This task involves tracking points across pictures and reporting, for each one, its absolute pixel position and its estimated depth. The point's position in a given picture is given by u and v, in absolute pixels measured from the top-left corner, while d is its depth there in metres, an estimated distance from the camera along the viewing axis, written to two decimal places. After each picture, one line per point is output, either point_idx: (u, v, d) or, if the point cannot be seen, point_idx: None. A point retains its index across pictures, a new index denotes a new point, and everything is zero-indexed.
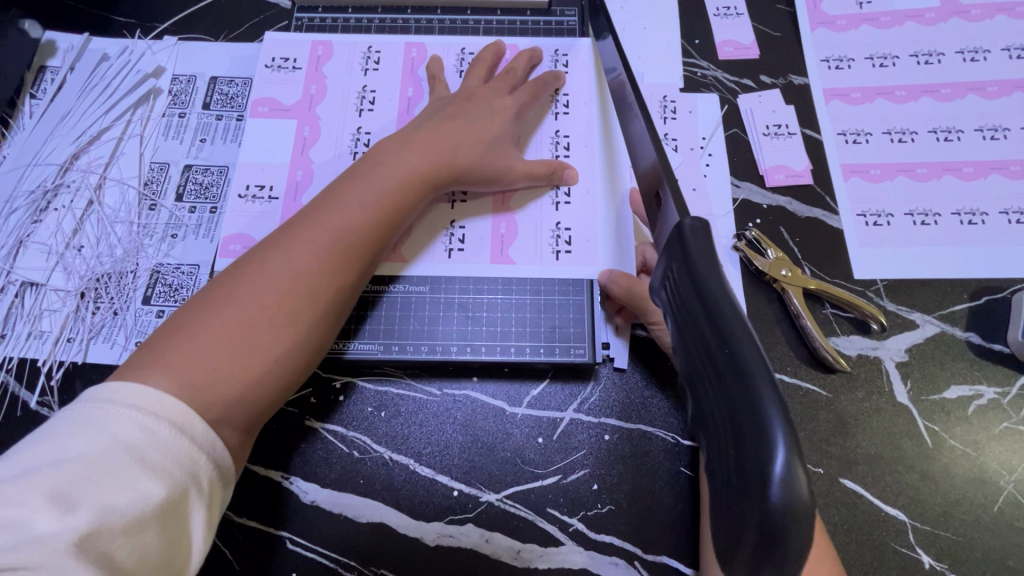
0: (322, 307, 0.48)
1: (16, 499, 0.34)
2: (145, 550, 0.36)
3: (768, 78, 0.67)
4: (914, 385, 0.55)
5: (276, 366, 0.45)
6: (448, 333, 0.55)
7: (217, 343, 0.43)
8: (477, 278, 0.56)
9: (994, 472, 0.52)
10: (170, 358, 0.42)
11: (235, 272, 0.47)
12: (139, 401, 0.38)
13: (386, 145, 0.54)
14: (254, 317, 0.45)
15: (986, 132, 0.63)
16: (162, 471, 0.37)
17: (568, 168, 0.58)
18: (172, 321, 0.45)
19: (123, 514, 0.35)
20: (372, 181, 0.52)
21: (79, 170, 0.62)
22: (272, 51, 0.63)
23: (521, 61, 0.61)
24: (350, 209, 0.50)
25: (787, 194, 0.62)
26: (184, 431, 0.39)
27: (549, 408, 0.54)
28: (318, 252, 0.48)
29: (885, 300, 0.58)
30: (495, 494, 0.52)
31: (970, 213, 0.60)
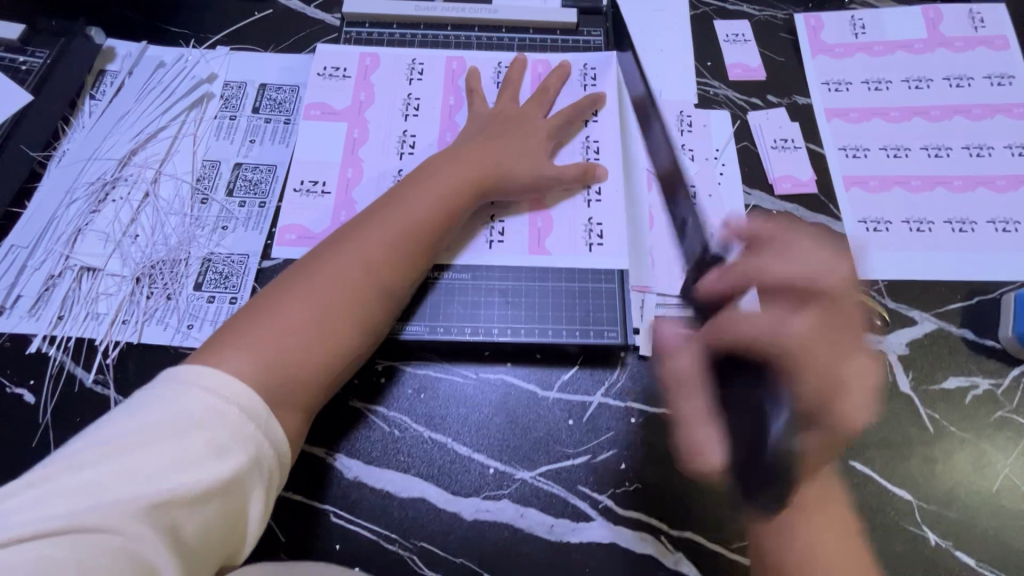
0: (380, 304, 0.52)
1: (105, 465, 0.38)
2: (204, 523, 0.39)
3: (775, 98, 0.73)
4: (915, 376, 0.59)
5: (334, 356, 0.49)
6: (490, 319, 0.59)
7: (288, 331, 0.48)
8: (513, 268, 0.61)
9: (991, 457, 0.57)
10: (246, 341, 0.46)
11: (303, 267, 0.52)
12: (215, 385, 0.42)
13: (437, 159, 0.60)
14: (323, 309, 0.49)
15: (972, 150, 0.69)
16: (228, 452, 0.40)
17: (598, 168, 0.63)
18: (248, 307, 0.49)
19: (189, 488, 0.39)
20: (428, 189, 0.57)
21: (136, 165, 0.66)
22: (324, 60, 0.69)
23: (551, 79, 0.67)
24: (409, 216, 0.55)
25: (794, 202, 0.67)
26: (250, 415, 0.43)
27: (579, 392, 0.58)
28: (381, 253, 0.53)
29: (886, 298, 0.63)
30: (529, 471, 0.55)
31: (960, 221, 0.66)
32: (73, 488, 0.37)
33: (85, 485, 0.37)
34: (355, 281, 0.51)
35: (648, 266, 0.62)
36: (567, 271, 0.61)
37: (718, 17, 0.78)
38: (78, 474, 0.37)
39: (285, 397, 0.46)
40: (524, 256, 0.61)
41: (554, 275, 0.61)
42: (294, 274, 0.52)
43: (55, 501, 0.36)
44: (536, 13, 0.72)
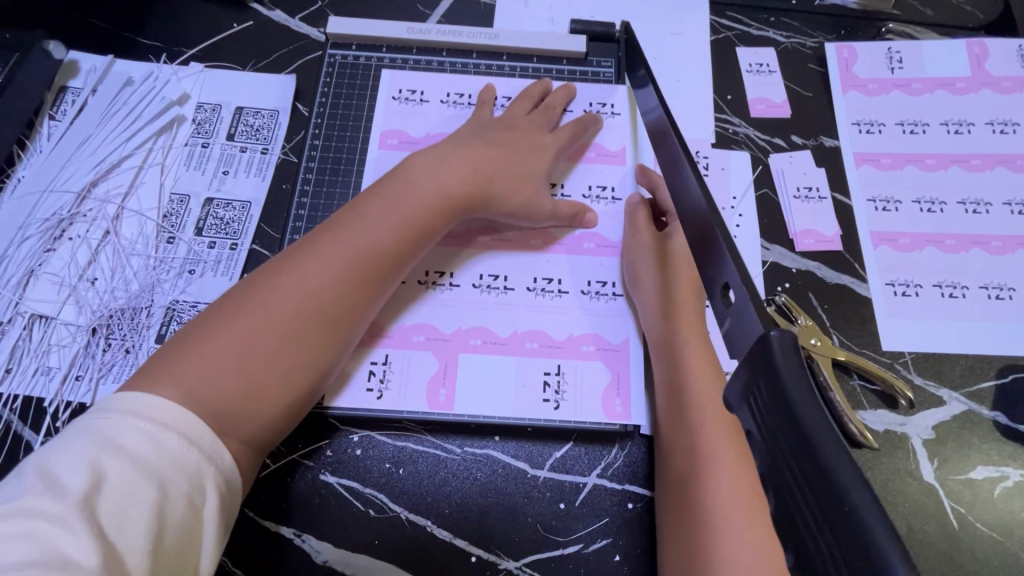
0: (325, 329, 0.48)
1: (44, 509, 0.34)
2: (166, 561, 0.37)
3: (799, 139, 0.67)
4: (940, 464, 0.54)
5: (291, 374, 0.46)
6: (487, 388, 0.54)
7: (218, 353, 0.44)
8: (500, 334, 0.56)
9: (1019, 559, 0.52)
10: (181, 365, 0.43)
11: (251, 284, 0.48)
12: (170, 419, 0.40)
13: (417, 162, 0.56)
14: (249, 331, 0.45)
15: (1013, 206, 0.63)
16: (170, 481, 0.38)
17: (593, 216, 0.59)
18: (196, 323, 0.46)
19: (133, 531, 0.36)
20: (388, 204, 0.53)
21: (96, 199, 0.60)
22: (399, 82, 0.63)
23: (558, 97, 0.62)
24: (344, 236, 0.51)
25: (816, 259, 0.62)
26: (192, 441, 0.40)
27: (573, 471, 0.53)
28: (329, 270, 0.49)
29: (913, 373, 0.58)
30: (514, 560, 0.50)
31: (997, 288, 0.60)
32: (16, 536, 0.33)
33: (27, 533, 0.33)
34: (292, 304, 0.47)
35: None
36: (584, 327, 0.56)
37: (742, 45, 0.71)
38: (24, 519, 0.34)
39: (226, 425, 0.43)
40: (512, 329, 0.56)
41: (562, 338, 0.56)
42: (240, 291, 0.48)
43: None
44: (541, 38, 0.66)
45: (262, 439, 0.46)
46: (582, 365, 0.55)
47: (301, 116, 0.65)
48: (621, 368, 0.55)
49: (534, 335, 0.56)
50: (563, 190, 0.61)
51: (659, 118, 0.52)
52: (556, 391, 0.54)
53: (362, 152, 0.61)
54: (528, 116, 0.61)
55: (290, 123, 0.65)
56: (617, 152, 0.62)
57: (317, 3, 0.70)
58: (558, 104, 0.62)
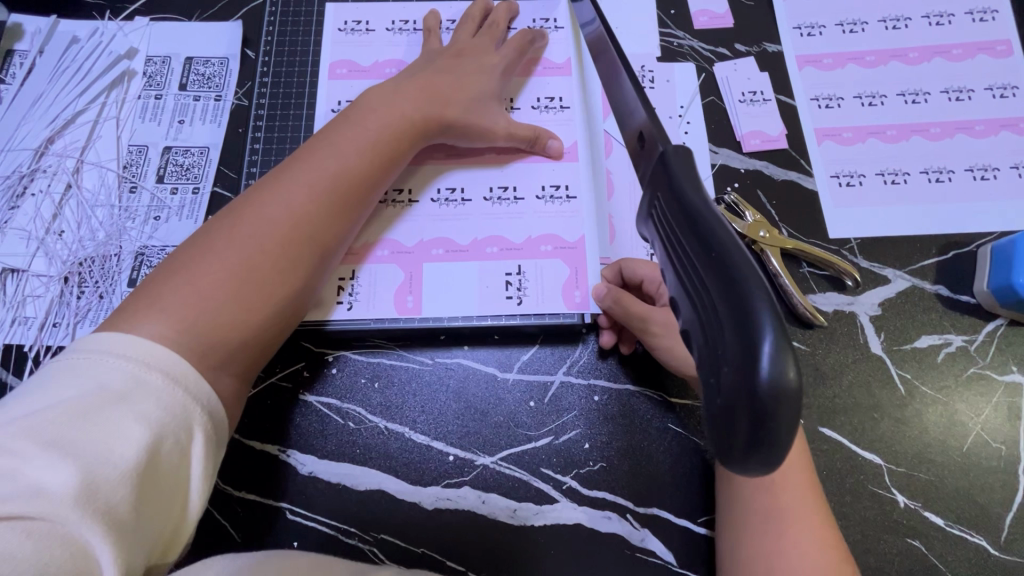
0: (306, 255, 0.49)
1: (15, 448, 0.33)
2: (152, 496, 0.36)
3: (743, 47, 0.69)
4: (887, 336, 0.58)
5: (279, 305, 0.47)
6: (451, 294, 0.57)
7: (201, 285, 0.44)
8: (461, 243, 0.58)
9: (962, 415, 0.55)
10: (168, 301, 0.42)
11: (225, 219, 0.48)
12: (147, 356, 0.39)
13: (374, 94, 0.56)
14: (231, 262, 0.45)
15: (951, 93, 0.66)
16: (149, 417, 0.36)
17: (551, 136, 0.60)
18: (172, 262, 0.45)
19: (114, 465, 0.34)
20: (351, 136, 0.53)
21: (54, 154, 0.61)
22: (344, 14, 0.64)
23: (501, 15, 0.64)
24: (315, 163, 0.51)
25: (762, 159, 0.64)
26: (177, 380, 0.39)
27: (540, 371, 0.56)
28: (305, 197, 0.49)
29: (859, 257, 0.60)
30: (490, 457, 0.53)
31: (937, 171, 0.63)
32: None
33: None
34: (270, 235, 0.47)
35: (607, 237, 0.58)
36: (542, 230, 0.58)
37: None
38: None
39: (218, 358, 0.43)
40: (472, 237, 0.58)
41: (520, 241, 0.58)
42: (214, 227, 0.48)
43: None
44: None
45: (251, 369, 0.46)
46: (543, 265, 0.57)
47: (251, 61, 0.66)
48: (578, 264, 0.57)
49: (494, 241, 0.58)
50: (514, 105, 0.62)
51: (595, 28, 0.53)
52: (518, 288, 0.57)
53: (314, 88, 0.62)
54: (472, 40, 0.62)
55: (241, 70, 0.65)
56: (563, 65, 0.64)
57: None
58: (502, 22, 0.63)
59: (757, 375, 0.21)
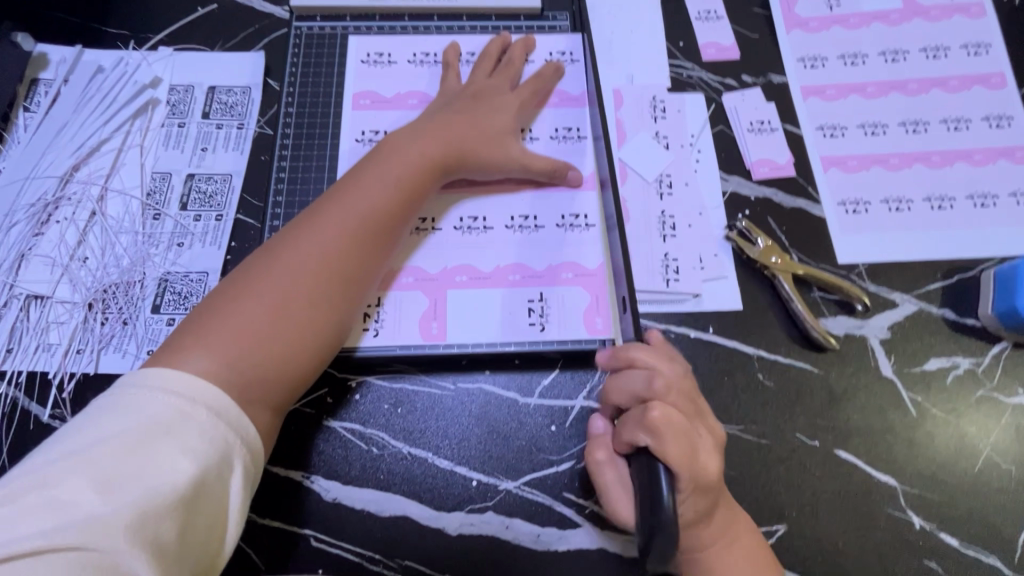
0: (338, 291, 0.50)
1: (73, 481, 0.36)
2: (194, 527, 0.38)
3: (750, 78, 0.71)
4: (897, 359, 0.59)
5: (313, 341, 0.49)
6: (475, 319, 0.57)
7: (242, 324, 0.46)
8: (483, 270, 0.59)
9: (972, 437, 0.57)
10: (212, 339, 0.45)
11: (263, 257, 0.50)
12: (192, 394, 0.41)
13: (397, 135, 0.58)
14: (269, 301, 0.47)
15: (950, 123, 0.68)
16: (193, 450, 0.39)
17: (572, 169, 0.62)
18: (214, 300, 0.48)
19: (159, 496, 0.37)
20: (379, 174, 0.55)
21: (79, 182, 0.62)
22: (366, 46, 0.66)
23: (517, 51, 0.66)
24: (346, 201, 0.53)
25: (771, 186, 0.66)
26: (220, 417, 0.41)
27: (561, 396, 0.56)
28: (337, 235, 0.51)
29: (867, 282, 0.62)
30: (513, 481, 0.54)
31: (939, 199, 0.65)
32: (45, 503, 0.35)
33: (58, 502, 0.35)
34: (305, 273, 0.49)
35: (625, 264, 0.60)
36: (563, 258, 0.60)
37: None
38: (55, 489, 0.36)
39: (256, 394, 0.45)
40: (494, 263, 0.59)
41: (541, 269, 0.59)
42: (253, 265, 0.50)
43: (29, 521, 0.34)
44: None
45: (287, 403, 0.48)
46: (564, 292, 0.58)
47: (272, 91, 0.67)
48: (598, 290, 0.58)
49: (515, 268, 0.59)
50: (531, 134, 0.64)
51: None
52: (541, 314, 0.58)
53: (336, 117, 0.64)
54: (488, 78, 0.64)
55: (263, 99, 0.67)
56: (579, 97, 0.66)
57: None
58: (518, 57, 0.65)
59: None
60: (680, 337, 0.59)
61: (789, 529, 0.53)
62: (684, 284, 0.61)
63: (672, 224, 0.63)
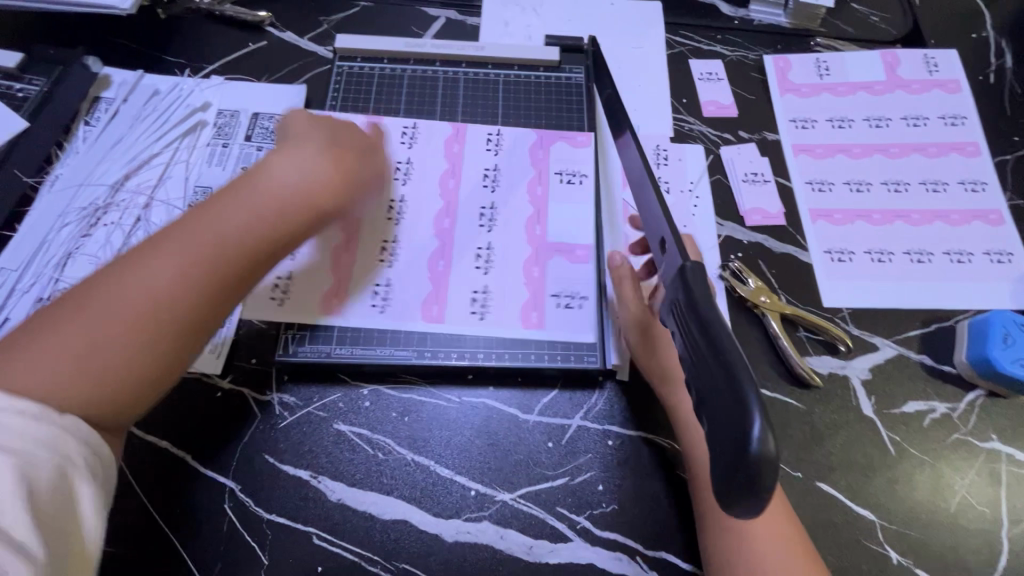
0: (187, 328, 0.46)
1: None
2: (61, 535, 0.39)
3: (746, 134, 0.78)
4: (877, 400, 0.63)
5: (139, 378, 0.44)
6: (496, 353, 0.61)
7: (63, 348, 0.42)
8: (502, 312, 0.63)
9: (948, 478, 0.59)
10: (20, 356, 0.42)
11: (105, 274, 0.46)
12: (26, 412, 0.39)
13: (273, 160, 0.54)
14: (99, 329, 0.43)
15: (928, 185, 0.74)
16: (24, 460, 0.38)
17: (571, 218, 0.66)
18: (52, 315, 0.44)
19: (20, 507, 0.37)
20: (241, 201, 0.50)
21: (128, 190, 0.67)
22: (400, 87, 0.73)
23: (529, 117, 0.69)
24: (201, 229, 0.48)
25: (763, 232, 0.71)
26: (42, 425, 0.40)
27: (559, 414, 0.60)
28: (183, 266, 0.46)
29: (850, 325, 0.66)
30: (509, 493, 0.56)
31: (918, 253, 0.70)
32: None
33: None
34: (139, 303, 0.44)
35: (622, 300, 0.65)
36: (581, 299, 0.64)
37: (693, 58, 0.83)
38: None
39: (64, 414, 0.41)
40: (514, 306, 0.63)
41: (556, 308, 0.63)
42: (92, 281, 0.46)
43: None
44: (520, 50, 0.76)
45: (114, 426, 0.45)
46: (577, 330, 0.62)
47: None
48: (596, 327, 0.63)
49: (534, 306, 0.63)
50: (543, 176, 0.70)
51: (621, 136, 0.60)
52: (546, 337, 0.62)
53: None
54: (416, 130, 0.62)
55: None
56: (584, 141, 0.71)
57: (324, 26, 0.80)
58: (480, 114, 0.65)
59: (748, 448, 0.29)
60: None
61: None
62: None
63: None
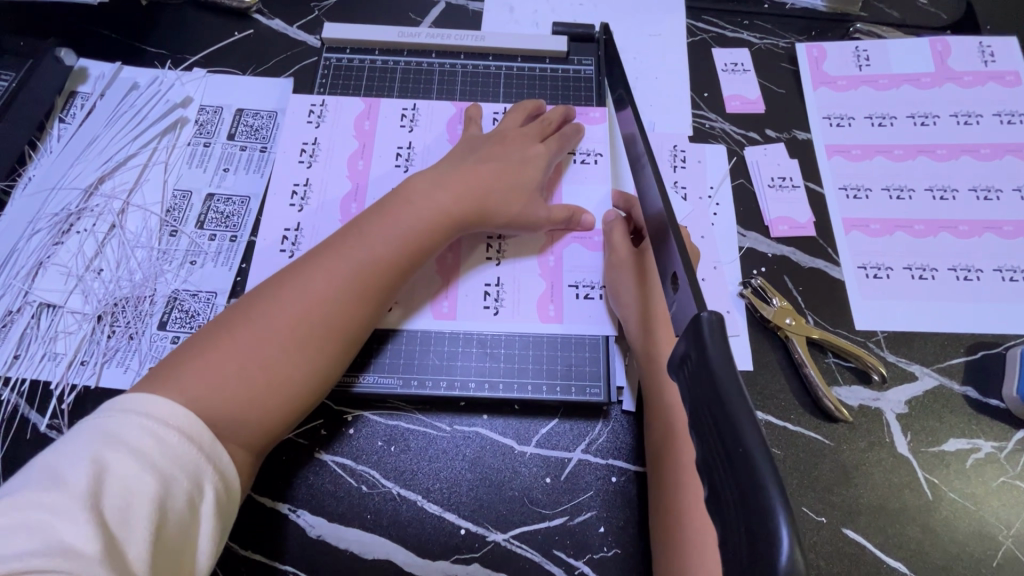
0: (334, 340, 0.48)
1: (53, 502, 0.34)
2: (163, 558, 0.36)
3: (773, 133, 0.70)
4: (913, 437, 0.56)
5: (295, 390, 0.46)
6: (509, 351, 0.57)
7: (228, 359, 0.44)
8: (517, 306, 0.58)
9: (992, 526, 0.53)
10: (183, 373, 0.43)
11: (262, 291, 0.49)
12: (178, 424, 0.40)
13: (422, 179, 0.56)
14: (262, 340, 0.46)
15: (979, 192, 0.66)
16: (169, 477, 0.37)
17: (585, 214, 0.60)
18: (215, 327, 0.47)
19: (131, 525, 0.36)
20: (386, 223, 0.52)
21: (103, 195, 0.63)
22: (393, 79, 0.67)
23: (554, 114, 0.63)
24: (353, 246, 0.51)
25: (790, 245, 0.64)
26: (191, 441, 0.40)
27: (558, 447, 0.55)
28: (335, 282, 0.49)
29: (885, 351, 0.60)
30: (503, 533, 0.52)
31: (966, 269, 0.63)
32: (22, 525, 0.34)
33: (39, 524, 0.34)
34: (297, 317, 0.47)
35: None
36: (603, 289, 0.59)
37: (717, 47, 0.75)
38: (29, 510, 0.34)
39: (225, 429, 0.43)
40: (531, 299, 0.58)
41: (576, 299, 0.58)
42: (251, 299, 0.49)
43: (6, 541, 0.33)
44: (525, 40, 0.69)
45: (263, 444, 0.46)
46: (598, 322, 0.57)
47: None
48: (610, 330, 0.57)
49: (551, 299, 0.58)
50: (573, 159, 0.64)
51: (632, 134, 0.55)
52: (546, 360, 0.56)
53: None
54: (519, 128, 0.62)
55: None
56: (599, 117, 0.66)
57: (314, 13, 0.74)
58: (555, 121, 0.63)
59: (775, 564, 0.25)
60: None
61: None
62: None
63: None
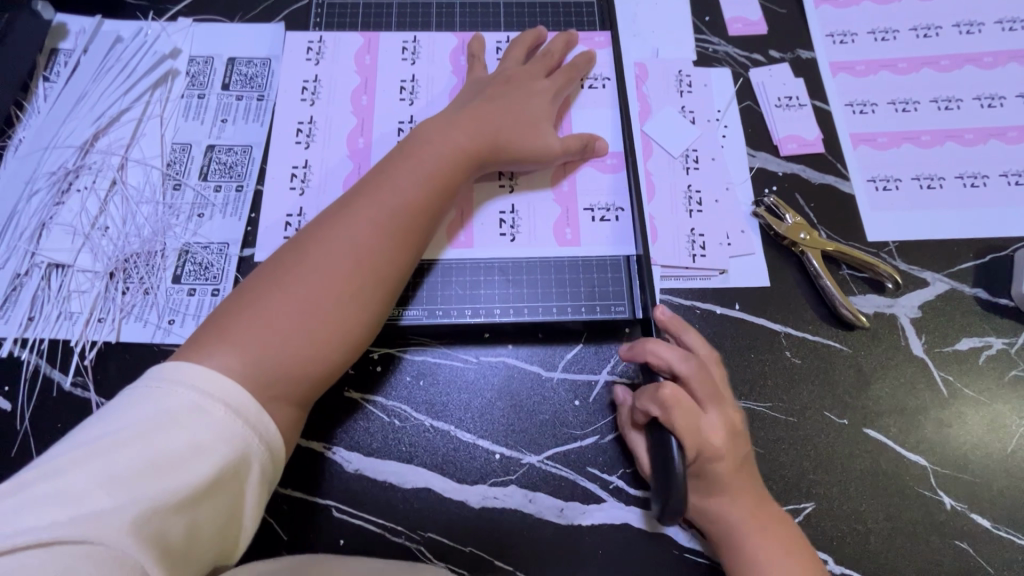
0: (377, 291, 0.48)
1: (83, 471, 0.33)
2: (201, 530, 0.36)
3: (777, 53, 0.69)
4: (928, 338, 0.58)
5: (344, 341, 0.46)
6: (531, 276, 0.57)
7: (274, 317, 0.44)
8: (534, 231, 0.58)
9: (1005, 417, 0.55)
10: (236, 333, 0.43)
11: (294, 249, 0.48)
12: (224, 394, 0.39)
13: (431, 124, 0.55)
14: (305, 295, 0.45)
15: (983, 100, 0.66)
16: (213, 449, 0.37)
17: (599, 140, 0.60)
18: (253, 288, 0.46)
19: (168, 495, 0.34)
20: (410, 167, 0.52)
21: (99, 151, 0.61)
22: (390, 15, 0.65)
23: (557, 44, 0.62)
24: (382, 196, 0.50)
25: (800, 162, 0.64)
26: (238, 410, 0.39)
27: (585, 369, 0.55)
28: (369, 233, 0.48)
29: (897, 260, 0.61)
30: (537, 455, 0.53)
31: (972, 176, 0.64)
32: (49, 493, 0.32)
33: (66, 492, 0.32)
34: (336, 270, 0.46)
35: (646, 196, 0.62)
36: (617, 210, 0.59)
37: None
38: (57, 479, 0.33)
39: (283, 388, 0.43)
40: (547, 225, 0.58)
41: (592, 222, 0.58)
42: (284, 258, 0.48)
43: (27, 512, 0.31)
44: None
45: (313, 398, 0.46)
46: (616, 244, 0.58)
47: None
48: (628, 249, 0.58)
49: (567, 223, 0.58)
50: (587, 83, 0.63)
51: None
52: (569, 284, 0.57)
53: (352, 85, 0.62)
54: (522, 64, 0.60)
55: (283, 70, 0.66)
56: (604, 42, 0.65)
57: None
58: (559, 51, 0.62)
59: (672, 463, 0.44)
60: (707, 313, 0.58)
61: (817, 508, 0.53)
62: (711, 260, 0.59)
63: (699, 199, 0.62)
